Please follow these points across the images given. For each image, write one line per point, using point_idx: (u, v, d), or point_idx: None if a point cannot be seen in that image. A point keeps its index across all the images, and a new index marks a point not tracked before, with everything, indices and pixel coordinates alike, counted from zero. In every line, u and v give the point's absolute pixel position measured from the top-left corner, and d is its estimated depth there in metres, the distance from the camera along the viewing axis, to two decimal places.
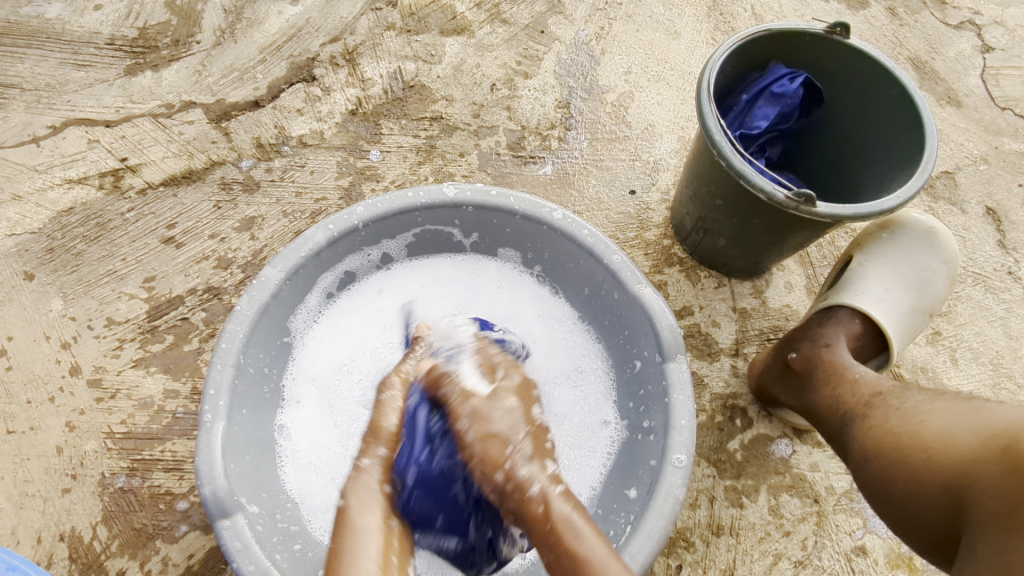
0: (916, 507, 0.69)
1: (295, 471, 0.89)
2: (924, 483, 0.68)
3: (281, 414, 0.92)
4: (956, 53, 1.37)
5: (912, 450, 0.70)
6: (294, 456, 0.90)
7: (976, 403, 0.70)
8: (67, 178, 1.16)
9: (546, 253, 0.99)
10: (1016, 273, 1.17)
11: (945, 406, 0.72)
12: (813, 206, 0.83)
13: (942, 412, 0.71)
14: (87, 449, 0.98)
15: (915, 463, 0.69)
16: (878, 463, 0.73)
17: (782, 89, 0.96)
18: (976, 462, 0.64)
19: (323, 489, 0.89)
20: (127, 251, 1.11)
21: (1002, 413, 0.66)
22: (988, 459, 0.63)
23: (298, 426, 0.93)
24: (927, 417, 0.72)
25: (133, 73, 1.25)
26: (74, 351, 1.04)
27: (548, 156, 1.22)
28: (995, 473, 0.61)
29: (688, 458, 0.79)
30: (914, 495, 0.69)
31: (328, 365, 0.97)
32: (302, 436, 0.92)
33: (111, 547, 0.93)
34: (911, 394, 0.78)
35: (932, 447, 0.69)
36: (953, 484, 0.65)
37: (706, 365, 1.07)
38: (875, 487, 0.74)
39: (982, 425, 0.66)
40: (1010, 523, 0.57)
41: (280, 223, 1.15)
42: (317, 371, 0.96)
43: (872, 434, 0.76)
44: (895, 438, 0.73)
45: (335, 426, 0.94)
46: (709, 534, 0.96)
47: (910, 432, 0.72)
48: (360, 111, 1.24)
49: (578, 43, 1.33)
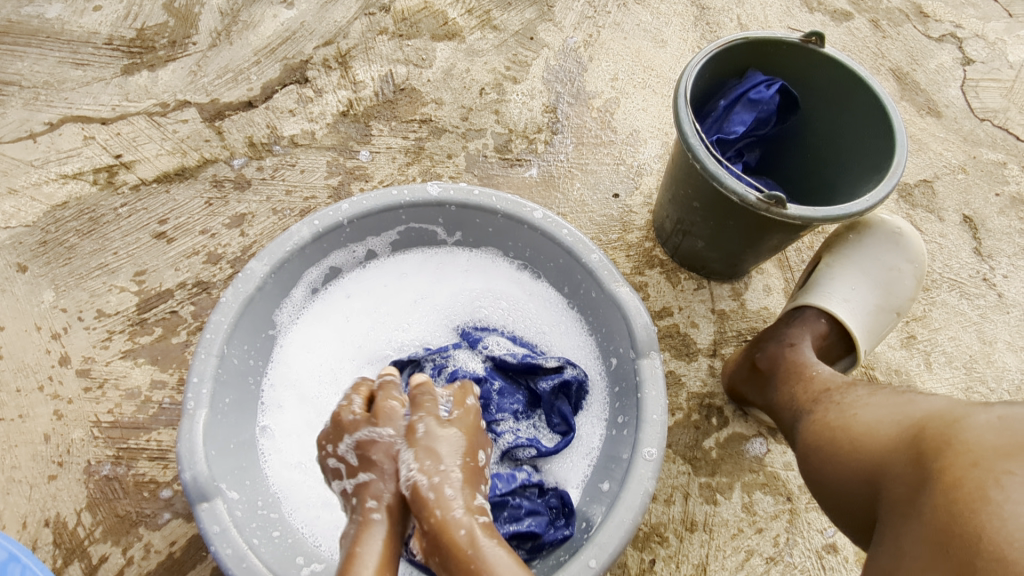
0: (844, 496, 0.71)
1: (278, 470, 0.91)
2: (851, 471, 0.70)
3: (260, 414, 0.94)
4: (936, 65, 1.40)
5: (842, 442, 0.72)
6: (278, 454, 0.92)
7: (908, 396, 0.71)
8: (62, 174, 1.18)
9: (527, 252, 1.02)
10: (991, 280, 1.20)
11: (881, 400, 0.74)
12: (784, 208, 0.85)
13: (874, 406, 0.73)
14: (74, 437, 1.00)
15: (844, 453, 0.71)
16: (818, 456, 0.75)
17: (758, 95, 0.98)
18: (891, 452, 0.65)
19: (305, 487, 0.90)
20: (119, 245, 1.14)
21: (928, 405, 0.67)
22: (901, 448, 0.64)
23: (279, 427, 0.94)
24: (860, 411, 0.74)
25: (130, 72, 1.28)
26: (64, 341, 1.06)
27: (533, 159, 1.25)
28: (903, 459, 0.62)
29: (658, 452, 0.81)
30: (844, 483, 0.71)
31: (306, 366, 0.98)
32: (283, 435, 0.94)
33: (94, 534, 0.94)
34: (855, 390, 0.80)
35: (859, 437, 0.70)
36: (874, 473, 0.66)
37: (684, 364, 1.09)
38: (814, 478, 0.75)
39: (904, 418, 0.68)
40: (906, 506, 0.58)
41: (270, 220, 1.17)
42: (295, 375, 0.97)
43: (815, 428, 0.79)
44: (832, 431, 0.75)
45: (318, 424, 0.95)
46: (683, 530, 0.98)
47: (844, 425, 0.74)
48: (351, 113, 1.27)
49: (566, 50, 1.36)
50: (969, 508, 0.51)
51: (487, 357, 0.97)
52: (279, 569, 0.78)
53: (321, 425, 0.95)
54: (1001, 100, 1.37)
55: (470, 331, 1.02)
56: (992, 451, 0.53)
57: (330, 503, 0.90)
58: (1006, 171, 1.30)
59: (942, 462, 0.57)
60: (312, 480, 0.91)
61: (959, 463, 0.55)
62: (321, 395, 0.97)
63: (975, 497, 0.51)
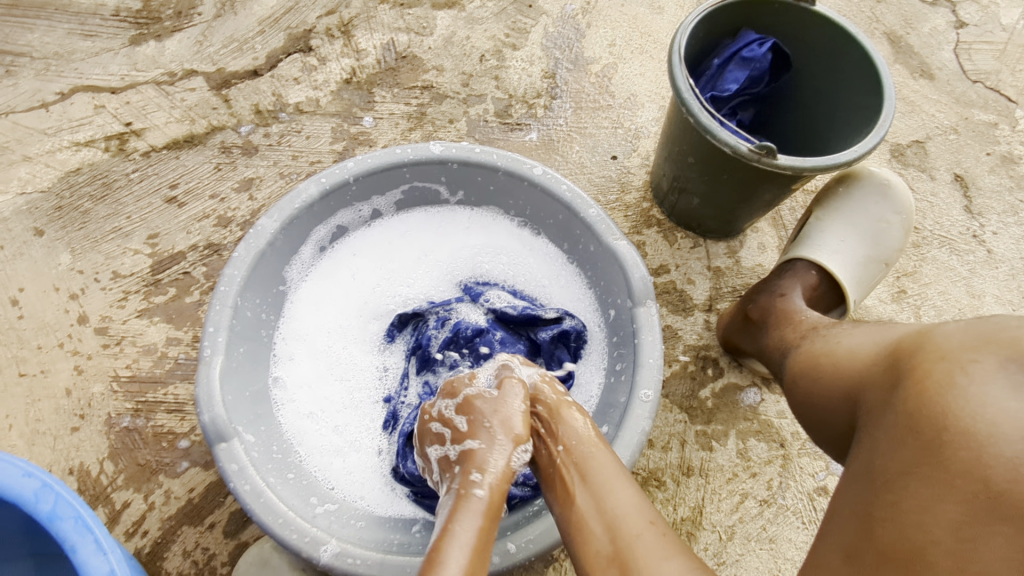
0: (829, 417, 0.74)
1: (292, 418, 0.95)
2: (834, 390, 0.73)
3: (274, 367, 0.98)
4: (930, 29, 1.42)
5: (826, 367, 0.76)
6: (291, 403, 0.96)
7: (888, 325, 0.75)
8: (74, 141, 1.21)
9: (527, 209, 1.05)
10: (981, 237, 1.23)
11: (863, 330, 0.77)
12: (774, 158, 0.88)
13: (857, 334, 0.77)
14: (94, 391, 1.04)
15: (829, 375, 0.74)
16: (804, 385, 0.78)
17: (751, 53, 1.01)
18: (869, 368, 0.68)
19: (317, 435, 0.95)
20: (132, 210, 1.17)
21: (905, 327, 0.71)
22: (878, 363, 0.67)
23: (291, 378, 0.98)
24: (844, 339, 0.77)
25: (138, 43, 1.31)
26: (82, 301, 1.10)
27: (533, 123, 1.28)
28: (880, 370, 0.66)
29: (654, 393, 0.85)
30: (828, 404, 0.73)
31: (316, 321, 1.02)
32: (295, 386, 0.98)
33: (116, 481, 0.99)
34: (840, 325, 0.83)
35: (841, 360, 0.74)
36: (853, 390, 0.70)
37: (680, 319, 1.13)
38: (803, 405, 0.78)
39: (883, 338, 0.71)
40: (881, 407, 0.61)
41: (277, 184, 1.21)
42: (305, 329, 1.01)
43: (802, 360, 0.82)
44: (818, 360, 0.78)
45: (328, 375, 1.00)
46: (679, 474, 1.02)
47: (829, 353, 0.77)
48: (354, 80, 1.30)
49: (565, 17, 1.38)
50: (937, 393, 0.54)
51: (490, 310, 1.02)
52: (295, 505, 0.82)
53: (331, 377, 1.00)
54: (993, 63, 1.39)
55: (472, 286, 1.06)
56: (958, 345, 0.57)
57: (341, 448, 0.94)
58: (997, 132, 1.32)
59: (913, 363, 0.60)
60: (324, 427, 0.96)
61: (929, 360, 0.58)
62: (330, 348, 1.01)
63: (943, 384, 0.54)
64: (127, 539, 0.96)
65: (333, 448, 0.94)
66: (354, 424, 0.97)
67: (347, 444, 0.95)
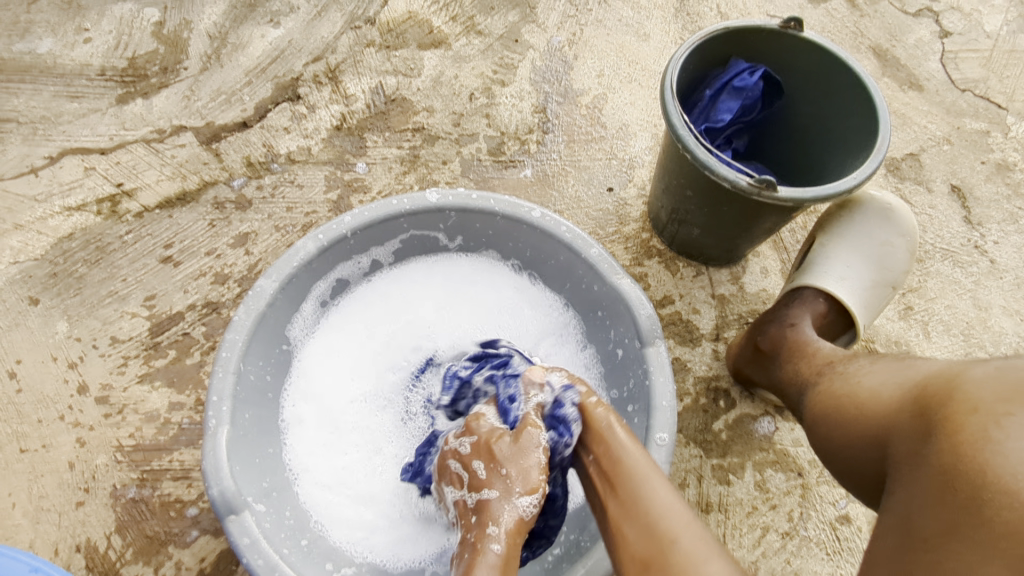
0: (854, 461, 0.73)
1: (311, 489, 0.92)
2: (859, 433, 0.72)
3: (286, 435, 0.95)
4: (915, 40, 1.42)
5: (849, 408, 0.75)
6: (306, 474, 0.93)
7: (908, 361, 0.75)
8: (66, 206, 1.20)
9: (527, 251, 1.04)
10: (982, 247, 1.22)
11: (882, 367, 0.77)
12: (774, 191, 0.88)
13: (878, 372, 0.76)
14: (98, 463, 1.02)
15: (852, 418, 0.74)
16: (826, 424, 0.78)
17: (742, 83, 1.01)
18: (896, 412, 0.68)
19: (339, 506, 0.92)
20: (127, 272, 1.16)
21: (926, 366, 0.70)
22: (904, 408, 0.67)
23: (302, 445, 0.95)
24: (865, 378, 0.77)
25: (125, 101, 1.30)
26: (81, 370, 1.08)
27: (527, 159, 1.27)
28: (908, 417, 0.65)
29: (670, 436, 0.83)
30: (854, 446, 0.73)
31: (327, 383, 1.00)
32: (306, 453, 0.95)
33: (125, 556, 0.97)
34: (858, 361, 0.83)
35: (864, 403, 0.73)
36: (880, 434, 0.69)
37: (688, 351, 1.12)
38: (825, 445, 0.78)
39: (907, 379, 0.70)
40: (913, 458, 0.60)
41: (273, 238, 1.19)
42: (314, 389, 0.99)
43: (822, 398, 0.81)
44: (838, 399, 0.78)
45: (339, 437, 0.98)
46: (699, 512, 1.01)
47: (850, 393, 0.77)
48: (345, 126, 1.29)
49: (551, 50, 1.38)
50: (974, 448, 0.53)
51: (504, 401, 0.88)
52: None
53: (345, 448, 0.97)
54: (980, 70, 1.39)
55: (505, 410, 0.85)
56: (990, 395, 0.56)
57: (367, 524, 0.91)
58: (990, 140, 1.32)
59: (944, 413, 0.59)
60: (344, 498, 0.93)
61: (961, 410, 0.57)
62: (337, 407, 0.99)
63: (978, 439, 0.53)
64: None
65: (351, 521, 0.91)
66: (369, 489, 0.94)
67: (373, 520, 0.92)
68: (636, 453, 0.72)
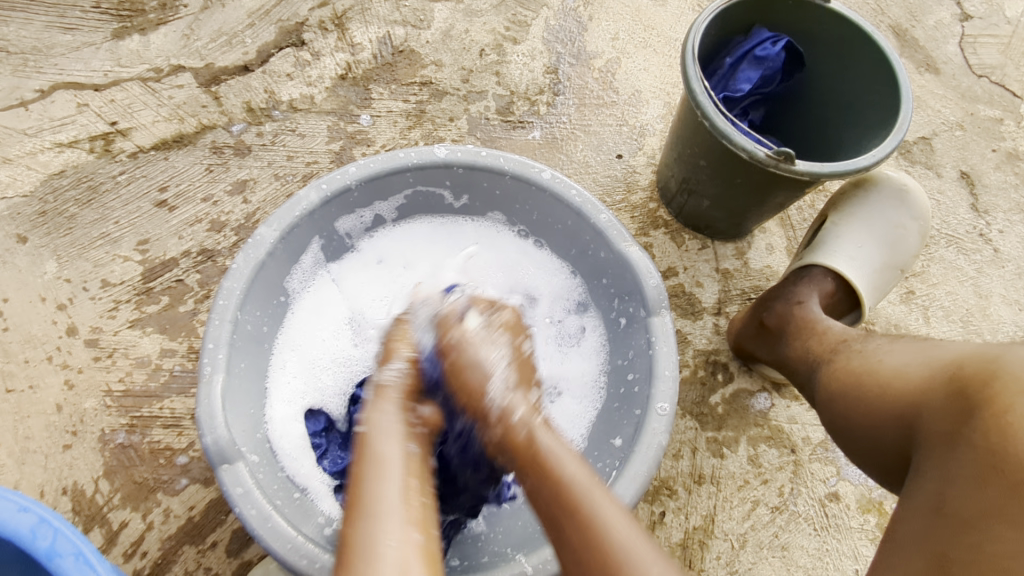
0: (874, 438, 0.73)
1: (292, 437, 0.91)
2: (882, 411, 0.72)
3: (270, 380, 0.93)
4: (935, 21, 1.39)
5: (870, 386, 0.75)
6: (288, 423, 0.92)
7: (930, 341, 0.74)
8: (57, 142, 1.16)
9: (533, 214, 1.02)
10: (987, 235, 1.22)
11: (904, 346, 0.76)
12: (792, 164, 0.86)
13: (899, 351, 0.76)
14: (86, 407, 1.00)
15: (874, 396, 0.74)
16: (842, 401, 0.78)
17: (764, 52, 0.98)
18: (925, 391, 0.68)
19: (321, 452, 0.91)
20: (120, 214, 1.12)
21: (953, 346, 0.70)
22: (935, 387, 0.66)
23: (285, 391, 0.94)
24: (886, 356, 0.76)
25: (121, 36, 1.24)
26: (70, 312, 1.05)
27: (536, 121, 1.24)
28: (941, 396, 0.65)
29: (670, 406, 0.82)
30: (876, 424, 0.73)
31: (316, 332, 0.98)
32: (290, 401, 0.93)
33: (113, 501, 0.96)
34: (874, 339, 0.83)
35: (889, 381, 0.73)
36: (907, 413, 0.69)
37: (690, 323, 1.11)
38: (839, 421, 0.78)
39: (934, 358, 0.70)
40: (949, 439, 0.61)
41: (272, 186, 1.16)
42: (302, 337, 0.97)
43: (838, 375, 0.81)
44: (857, 375, 0.78)
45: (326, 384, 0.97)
46: (691, 483, 1.01)
47: (871, 371, 0.76)
48: (350, 76, 1.25)
49: (566, 9, 1.34)
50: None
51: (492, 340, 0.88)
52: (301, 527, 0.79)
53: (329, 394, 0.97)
54: (999, 56, 1.37)
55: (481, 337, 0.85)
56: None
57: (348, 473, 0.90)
58: (1003, 128, 1.31)
59: (987, 395, 0.59)
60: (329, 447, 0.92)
61: (1007, 392, 0.57)
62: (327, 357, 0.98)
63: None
64: (126, 561, 0.93)
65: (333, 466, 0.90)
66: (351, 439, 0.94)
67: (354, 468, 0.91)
68: (563, 449, 0.67)
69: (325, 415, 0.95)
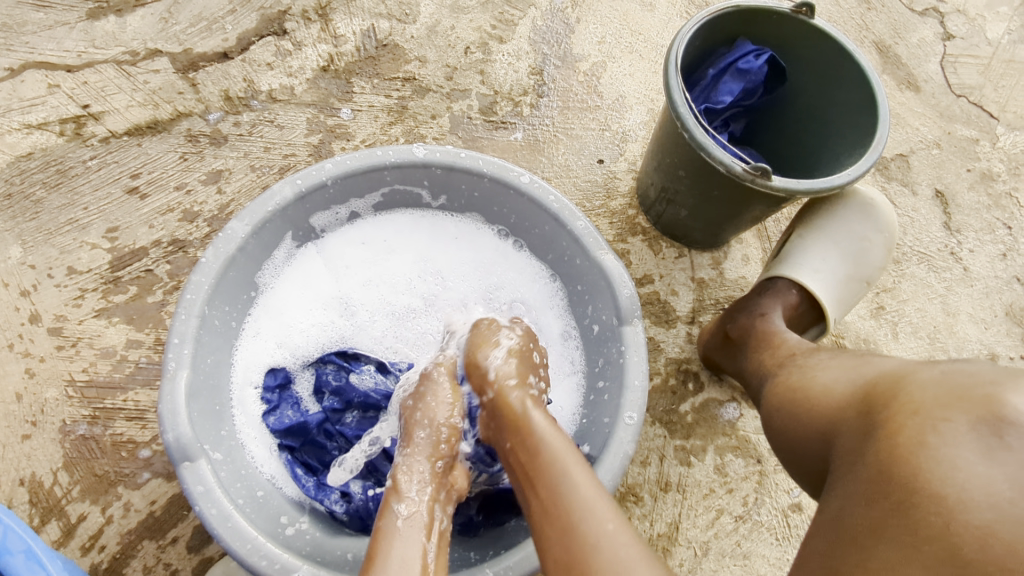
0: (799, 452, 0.74)
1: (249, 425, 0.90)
2: (806, 425, 0.73)
3: (237, 350, 0.92)
4: (918, 39, 1.41)
5: (800, 402, 0.76)
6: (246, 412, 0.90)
7: (864, 358, 0.75)
8: (26, 123, 1.13)
9: (512, 218, 1.01)
10: (958, 254, 1.24)
11: (837, 363, 0.77)
12: (768, 180, 0.87)
13: (831, 368, 0.77)
14: (47, 397, 0.98)
15: (802, 411, 0.75)
16: (778, 415, 0.79)
17: (747, 65, 0.99)
18: (842, 410, 0.69)
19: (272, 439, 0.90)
20: (89, 200, 1.10)
21: (879, 365, 0.71)
22: (851, 406, 0.68)
23: (245, 373, 0.92)
24: (819, 372, 0.77)
25: (96, 17, 1.21)
26: (33, 299, 1.03)
27: (519, 122, 1.23)
28: (854, 414, 0.66)
29: (638, 416, 0.82)
30: (801, 439, 0.74)
31: (288, 308, 0.97)
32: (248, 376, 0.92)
33: (72, 493, 0.94)
34: (817, 354, 0.84)
35: (816, 397, 0.74)
36: (826, 429, 0.70)
37: (663, 331, 1.12)
38: (776, 435, 0.79)
39: (858, 376, 0.71)
40: (853, 456, 0.62)
41: (248, 177, 1.14)
42: (271, 319, 0.96)
43: (779, 389, 0.82)
44: (792, 391, 0.79)
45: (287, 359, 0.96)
46: (657, 490, 1.02)
47: (804, 386, 0.77)
48: (332, 68, 1.23)
49: (554, 10, 1.33)
50: (910, 452, 0.55)
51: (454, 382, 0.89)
52: (263, 528, 0.78)
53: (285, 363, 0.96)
54: (978, 77, 1.39)
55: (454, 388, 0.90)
56: (931, 401, 0.58)
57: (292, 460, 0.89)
58: (978, 148, 1.33)
59: (886, 415, 0.60)
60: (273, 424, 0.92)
61: (901, 413, 0.59)
62: (292, 335, 0.97)
63: (914, 442, 0.56)
64: (83, 554, 0.92)
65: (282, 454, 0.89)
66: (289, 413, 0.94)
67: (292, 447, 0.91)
68: (553, 439, 0.68)
69: (285, 372, 0.95)
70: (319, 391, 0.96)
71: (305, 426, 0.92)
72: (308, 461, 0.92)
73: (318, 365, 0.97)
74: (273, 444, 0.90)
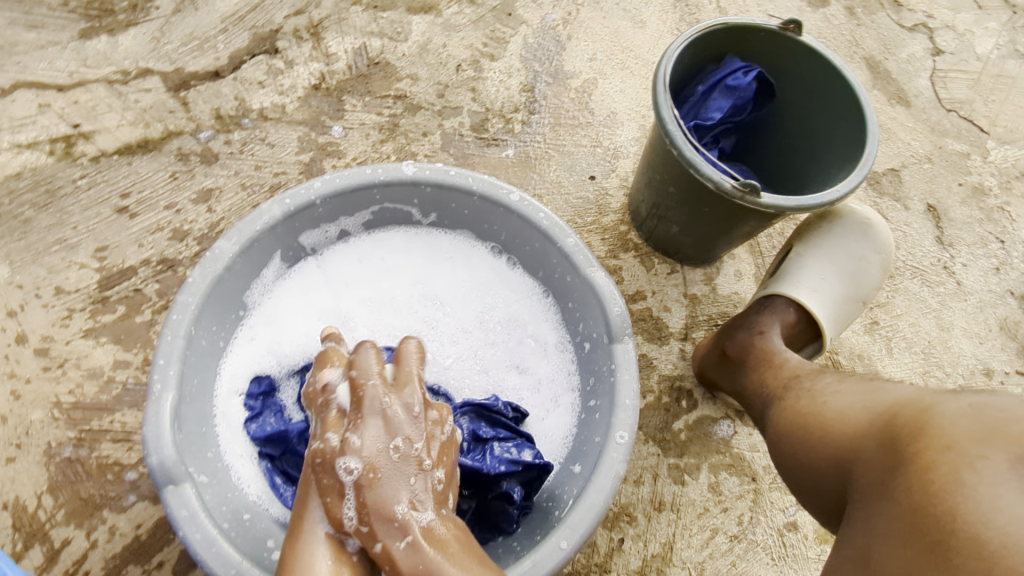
0: (814, 482, 0.73)
1: (235, 442, 0.88)
2: (821, 455, 0.72)
3: (224, 364, 0.91)
4: (908, 54, 1.41)
5: (814, 428, 0.75)
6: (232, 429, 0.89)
7: (876, 384, 0.75)
8: (16, 143, 1.13)
9: (502, 235, 1.01)
10: (951, 268, 1.24)
11: (850, 388, 0.76)
12: (758, 197, 0.86)
13: (844, 393, 0.76)
14: (32, 419, 0.97)
15: (817, 438, 0.74)
16: (789, 441, 0.78)
17: (735, 82, 0.99)
18: (862, 440, 0.68)
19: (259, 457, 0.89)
20: (78, 219, 1.09)
21: (895, 392, 0.71)
22: (871, 436, 0.67)
23: (231, 385, 0.91)
24: (831, 398, 0.76)
25: (88, 36, 1.22)
26: (20, 319, 1.03)
27: (510, 139, 1.24)
28: (875, 446, 0.65)
29: (629, 436, 0.81)
30: (815, 469, 0.73)
31: (276, 319, 0.96)
32: (234, 388, 0.91)
33: (55, 517, 0.92)
34: (825, 377, 0.83)
35: (831, 424, 0.73)
36: (844, 460, 0.69)
37: (656, 348, 1.11)
38: (785, 462, 0.78)
39: (875, 404, 0.70)
40: (880, 492, 0.61)
41: (238, 196, 1.14)
42: (258, 330, 0.95)
43: (787, 414, 0.81)
44: (803, 417, 0.78)
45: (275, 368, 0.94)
46: (651, 510, 1.00)
47: (816, 412, 0.76)
48: (323, 86, 1.23)
49: (545, 28, 1.33)
50: (944, 490, 0.54)
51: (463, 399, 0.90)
52: (250, 553, 0.77)
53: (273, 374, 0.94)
54: (967, 92, 1.39)
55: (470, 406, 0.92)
56: (964, 435, 0.57)
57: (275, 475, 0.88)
58: (969, 162, 1.33)
59: (914, 449, 0.60)
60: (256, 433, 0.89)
61: (931, 448, 0.58)
62: (279, 344, 0.95)
63: (949, 480, 0.54)
64: None
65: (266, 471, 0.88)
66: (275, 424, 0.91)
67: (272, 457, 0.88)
68: None
69: (269, 379, 0.93)
70: (303, 399, 0.93)
71: (284, 435, 0.88)
72: (288, 471, 0.88)
73: (302, 373, 0.95)
74: (253, 453, 0.88)
